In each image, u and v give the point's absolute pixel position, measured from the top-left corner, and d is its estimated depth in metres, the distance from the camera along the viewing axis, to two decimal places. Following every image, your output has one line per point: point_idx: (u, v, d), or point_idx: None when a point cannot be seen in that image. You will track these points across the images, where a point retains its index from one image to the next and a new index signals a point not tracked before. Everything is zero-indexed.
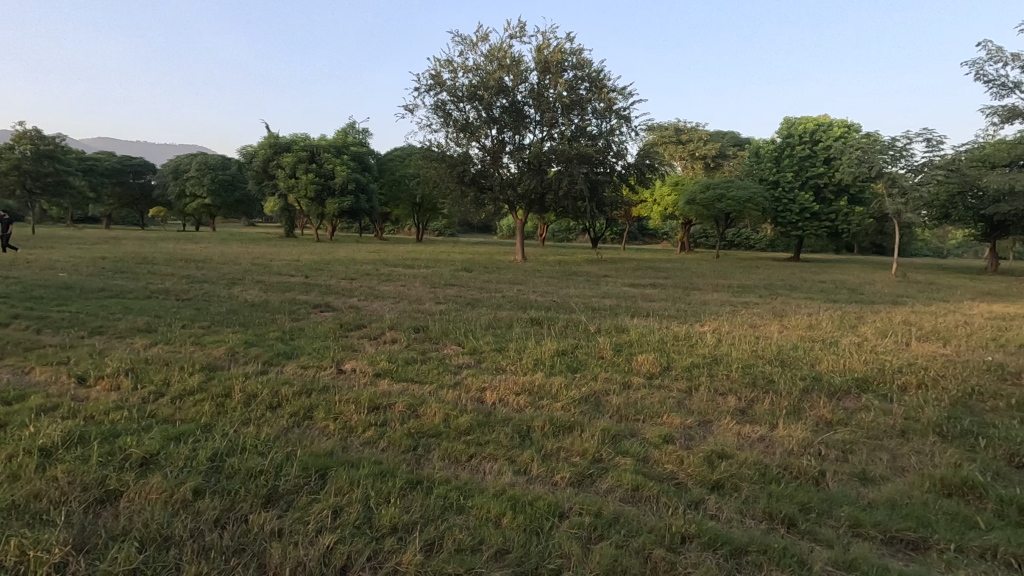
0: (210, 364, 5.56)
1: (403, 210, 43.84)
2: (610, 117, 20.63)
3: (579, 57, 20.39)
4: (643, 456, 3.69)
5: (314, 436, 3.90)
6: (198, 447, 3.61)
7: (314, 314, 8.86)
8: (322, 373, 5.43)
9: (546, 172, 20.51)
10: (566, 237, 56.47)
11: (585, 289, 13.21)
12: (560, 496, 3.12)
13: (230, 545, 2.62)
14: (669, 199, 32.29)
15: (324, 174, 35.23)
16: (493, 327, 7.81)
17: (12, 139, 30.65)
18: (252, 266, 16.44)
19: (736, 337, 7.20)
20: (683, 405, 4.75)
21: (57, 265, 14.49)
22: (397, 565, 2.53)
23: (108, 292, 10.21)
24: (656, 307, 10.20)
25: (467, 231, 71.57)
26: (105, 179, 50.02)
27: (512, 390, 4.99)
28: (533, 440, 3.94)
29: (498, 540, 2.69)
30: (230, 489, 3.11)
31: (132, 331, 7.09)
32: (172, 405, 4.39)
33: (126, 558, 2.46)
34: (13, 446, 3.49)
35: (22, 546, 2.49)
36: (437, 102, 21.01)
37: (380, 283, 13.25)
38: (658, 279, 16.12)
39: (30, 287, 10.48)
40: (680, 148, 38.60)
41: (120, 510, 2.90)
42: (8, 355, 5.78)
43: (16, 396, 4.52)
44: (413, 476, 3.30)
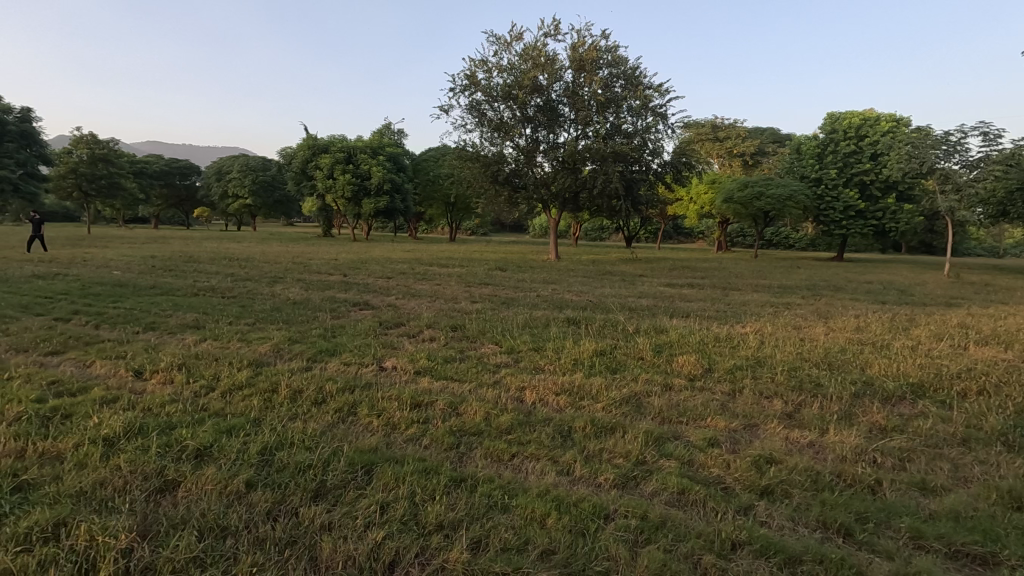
0: (256, 360, 5.74)
1: (436, 210, 44.33)
2: (646, 114, 20.33)
3: (615, 55, 20.15)
4: (688, 460, 3.63)
5: (358, 432, 3.97)
6: (249, 440, 3.72)
7: (354, 312, 9.00)
8: (364, 370, 5.52)
9: (580, 171, 20.36)
10: (599, 236, 56.08)
11: (621, 288, 13.07)
12: (605, 498, 3.10)
13: (283, 537, 2.69)
14: (705, 197, 31.70)
15: (360, 175, 35.94)
16: (530, 326, 7.82)
17: (70, 143, 32.44)
18: (292, 264, 16.91)
19: (781, 338, 7.02)
20: (727, 407, 4.65)
21: (112, 263, 15.22)
22: (445, 562, 2.55)
23: (159, 290, 10.66)
24: (694, 308, 10.01)
25: (499, 231, 71.77)
26: (154, 181, 52.31)
27: (552, 391, 4.97)
28: (575, 440, 3.93)
29: (544, 540, 2.69)
30: (281, 482, 3.20)
31: (182, 327, 7.38)
32: (222, 400, 4.54)
33: (187, 546, 2.56)
34: (80, 436, 3.68)
35: (92, 531, 2.61)
36: (472, 102, 21.15)
37: (416, 282, 13.38)
38: (694, 279, 15.82)
39: (88, 284, 11.02)
40: (717, 145, 37.78)
41: (178, 499, 3.02)
42: (71, 349, 6.12)
43: (79, 388, 4.77)
44: (456, 474, 3.32)
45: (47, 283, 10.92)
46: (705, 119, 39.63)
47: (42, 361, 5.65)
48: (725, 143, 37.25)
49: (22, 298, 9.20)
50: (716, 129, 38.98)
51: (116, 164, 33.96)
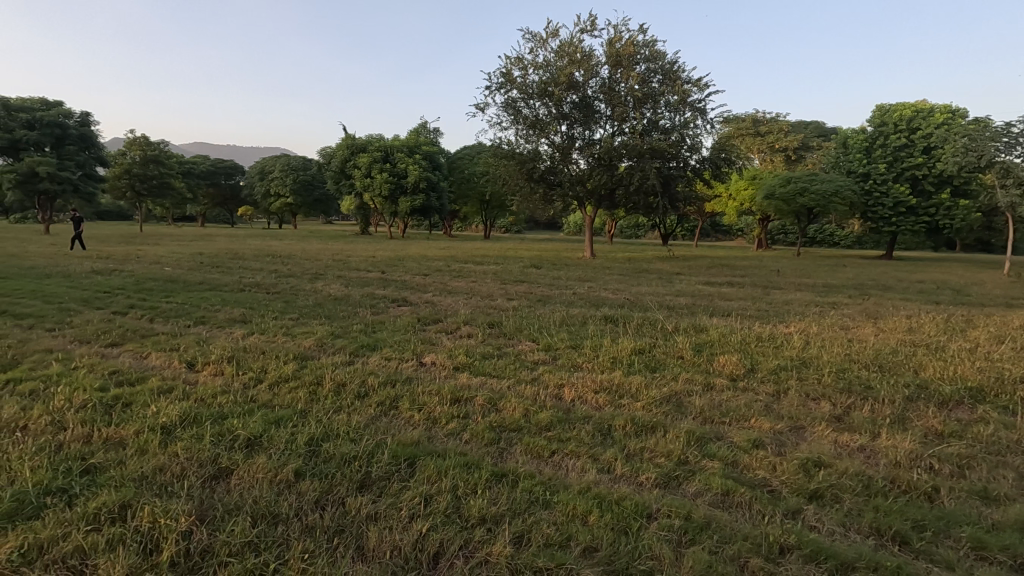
0: (301, 354, 5.91)
1: (471, 208, 44.63)
2: (684, 110, 19.99)
3: (652, 49, 19.81)
4: (732, 461, 3.56)
5: (400, 425, 4.05)
6: (296, 432, 3.83)
7: (393, 308, 9.18)
8: (404, 365, 5.62)
9: (616, 167, 20.17)
10: (635, 234, 55.47)
11: (657, 287, 12.91)
12: (647, 497, 3.07)
13: (331, 526, 2.77)
14: (745, 193, 30.92)
15: (397, 174, 36.41)
16: (567, 324, 7.81)
17: (125, 146, 33.98)
18: (332, 261, 17.31)
19: (827, 339, 6.79)
20: (772, 409, 4.53)
21: (163, 260, 15.90)
22: (488, 555, 2.58)
23: (207, 285, 11.11)
24: (734, 307, 9.80)
25: (534, 229, 71.78)
26: (201, 181, 54.37)
27: (591, 389, 4.95)
28: (614, 439, 3.90)
29: (586, 537, 2.69)
30: (328, 472, 3.29)
31: (230, 321, 7.66)
32: (270, 391, 4.71)
33: (242, 532, 2.67)
34: (140, 423, 3.87)
35: (154, 514, 2.74)
36: (508, 99, 21.19)
37: (452, 279, 13.50)
38: (735, 278, 15.43)
39: (142, 280, 11.53)
40: (759, 140, 36.78)
41: (232, 486, 3.15)
42: (129, 341, 6.44)
43: (138, 377, 5.03)
44: (498, 469, 3.36)
45: (104, 279, 11.52)
46: (746, 114, 38.62)
47: (103, 351, 5.97)
48: (767, 138, 36.19)
49: (82, 292, 9.73)
50: (757, 123, 37.93)
51: (166, 166, 35.43)
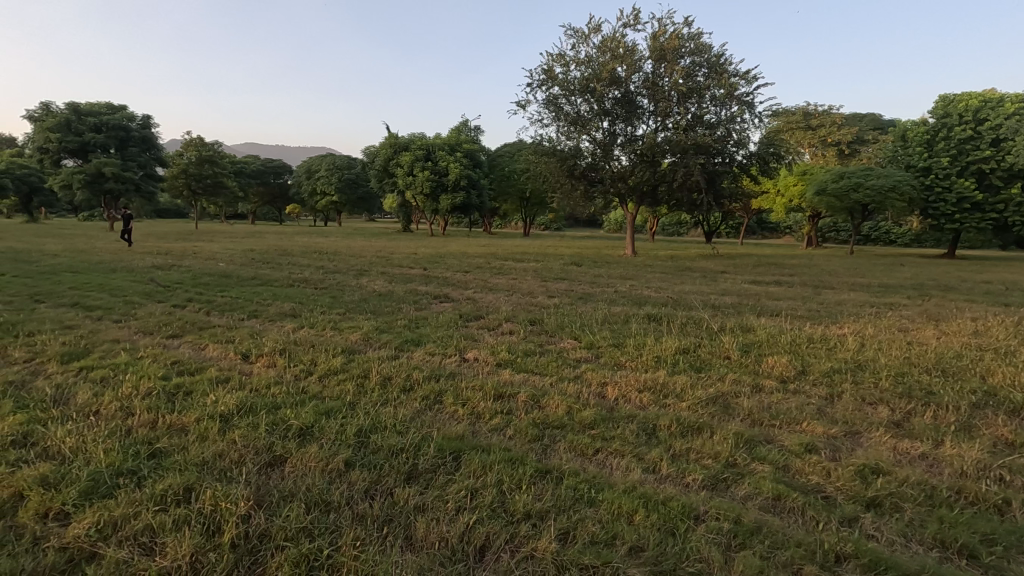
0: (349, 348, 6.07)
1: (511, 205, 44.73)
2: (730, 103, 19.44)
3: (698, 42, 19.35)
4: (783, 465, 3.46)
5: (444, 419, 4.11)
6: (345, 423, 3.95)
7: (435, 304, 9.30)
8: (447, 361, 5.70)
9: (659, 164, 19.83)
10: (677, 231, 54.40)
11: (702, 285, 12.62)
12: (694, 498, 3.02)
13: (380, 515, 2.84)
14: (794, 189, 29.83)
15: (438, 172, 36.82)
16: (609, 322, 7.74)
17: (182, 147, 35.55)
18: (376, 258, 17.70)
19: (884, 341, 6.50)
20: (824, 413, 4.37)
21: (218, 256, 16.60)
22: (534, 551, 2.59)
23: (259, 280, 11.54)
24: (783, 306, 9.48)
25: (572, 227, 71.39)
26: (252, 180, 56.46)
27: (634, 387, 4.90)
28: (660, 438, 3.84)
29: (632, 536, 2.67)
30: (376, 463, 3.38)
31: (281, 315, 7.94)
32: (320, 383, 4.87)
33: (297, 517, 2.77)
34: (200, 411, 4.07)
35: (216, 498, 2.88)
36: (549, 96, 21.11)
37: (493, 276, 13.57)
38: (783, 277, 14.93)
39: (198, 274, 12.09)
40: (810, 134, 35.39)
41: (287, 473, 3.27)
42: (188, 332, 6.76)
43: (197, 367, 5.28)
44: (542, 465, 3.37)
45: (164, 274, 12.12)
46: (796, 106, 37.23)
47: (165, 342, 6.29)
48: (819, 131, 34.77)
49: (144, 286, 10.27)
50: (808, 116, 36.48)
51: (219, 165, 36.93)
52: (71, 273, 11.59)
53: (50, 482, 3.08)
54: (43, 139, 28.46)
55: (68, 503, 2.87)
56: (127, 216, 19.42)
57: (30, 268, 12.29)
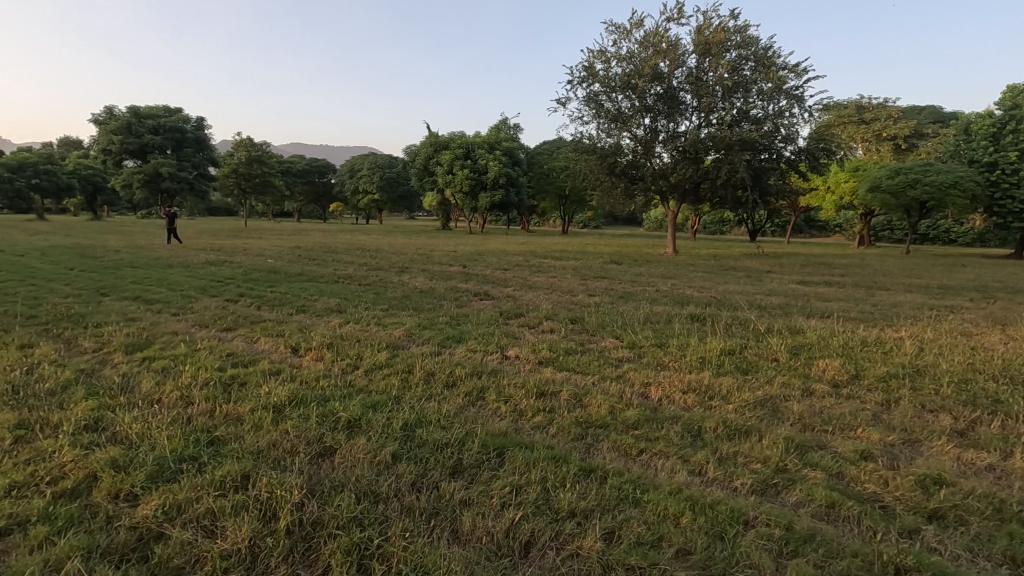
0: (393, 343, 6.20)
1: (550, 203, 44.62)
2: (779, 98, 18.81)
3: (745, 35, 18.80)
4: (837, 472, 3.34)
5: (488, 415, 4.15)
6: (391, 416, 4.04)
7: (476, 302, 9.38)
8: (489, 358, 5.75)
9: (702, 161, 19.42)
10: (719, 229, 53.20)
11: (747, 285, 12.29)
12: (744, 503, 2.95)
13: (427, 508, 2.90)
14: (846, 186, 28.62)
15: (477, 170, 37.02)
16: (651, 321, 7.62)
17: (233, 147, 36.68)
18: (416, 256, 17.93)
19: (945, 345, 6.18)
20: (881, 419, 4.19)
21: (267, 253, 17.17)
22: (579, 549, 2.59)
23: (305, 276, 11.88)
24: (834, 308, 9.13)
25: (611, 225, 70.72)
26: (297, 180, 58.18)
27: (679, 388, 4.83)
28: (705, 440, 3.78)
29: (679, 539, 2.64)
30: (423, 457, 3.44)
31: (327, 310, 8.18)
32: (366, 377, 4.99)
33: (347, 507, 2.85)
34: (255, 402, 4.24)
35: (271, 486, 2.99)
36: (590, 93, 20.93)
37: (532, 274, 13.57)
38: (833, 277, 14.42)
39: (249, 270, 12.56)
40: (863, 128, 33.90)
41: (336, 464, 3.37)
42: (241, 326, 7.04)
43: (251, 359, 5.50)
44: (586, 464, 3.36)
45: (217, 269, 12.64)
46: (848, 100, 35.74)
47: (219, 335, 6.56)
48: (873, 125, 33.23)
49: (200, 281, 10.74)
50: (862, 110, 34.96)
51: (268, 165, 38.17)
52: (132, 268, 12.22)
53: (120, 464, 3.27)
54: (106, 142, 30.15)
55: (136, 485, 3.04)
56: (171, 214, 20.14)
57: (96, 263, 13.01)
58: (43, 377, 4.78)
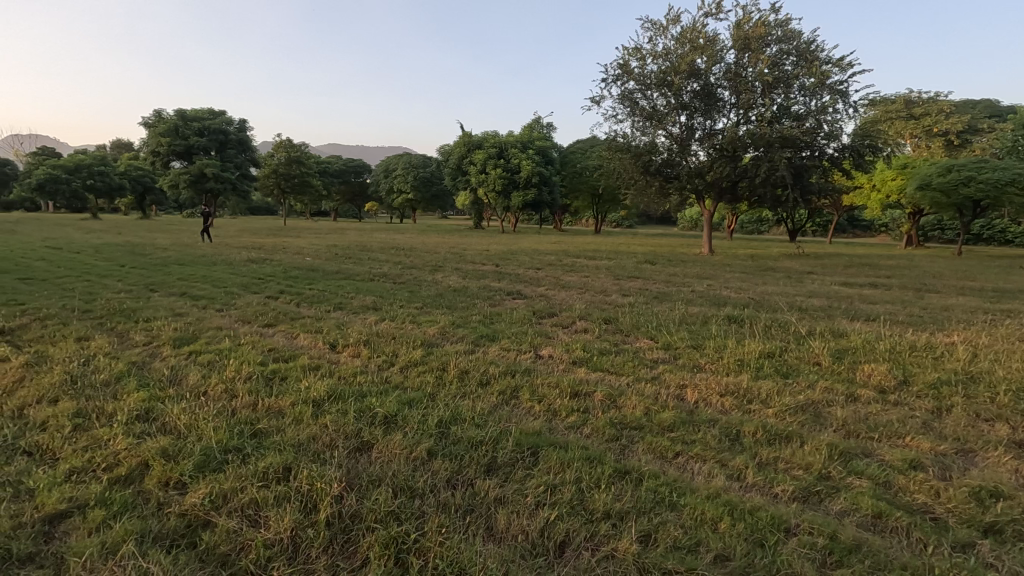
0: (427, 341, 6.27)
1: (583, 202, 44.36)
2: (822, 93, 18.22)
3: (786, 29, 18.27)
4: (885, 481, 3.22)
5: (521, 414, 4.17)
6: (426, 413, 4.10)
7: (508, 301, 9.41)
8: (522, 357, 5.76)
9: (740, 158, 18.98)
10: (757, 228, 51.95)
11: (786, 286, 11.97)
12: (784, 510, 2.87)
13: (463, 505, 2.93)
14: (893, 184, 27.44)
15: (510, 169, 37.09)
16: (687, 323, 7.50)
17: (273, 148, 37.78)
18: (450, 255, 18.09)
19: (1001, 351, 5.88)
20: (932, 428, 4.01)
21: (306, 251, 17.59)
22: (614, 551, 2.58)
23: (342, 274, 12.13)
24: (881, 311, 8.80)
25: (645, 224, 69.90)
26: (334, 180, 59.46)
27: (715, 391, 4.73)
28: (744, 445, 3.70)
29: (717, 544, 2.59)
30: (458, 453, 3.48)
31: (363, 308, 8.34)
32: (401, 374, 5.08)
33: (385, 501, 2.91)
34: (295, 396, 4.36)
35: (312, 478, 3.07)
36: (624, 91, 20.70)
37: (565, 274, 13.54)
38: (879, 278, 13.90)
39: (289, 268, 12.89)
40: (912, 124, 32.56)
41: (374, 458, 3.44)
42: (281, 322, 7.25)
43: (291, 354, 5.66)
44: (621, 465, 3.34)
45: (258, 267, 13.03)
46: (897, 94, 34.35)
47: (261, 331, 6.76)
48: (922, 121, 31.85)
49: (242, 278, 11.09)
50: (911, 105, 33.58)
51: (306, 165, 39.13)
52: (179, 265, 12.71)
53: (170, 453, 3.41)
54: (155, 143, 31.29)
55: (185, 473, 3.17)
56: (211, 214, 20.81)
57: (146, 261, 13.57)
58: (99, 368, 5.03)
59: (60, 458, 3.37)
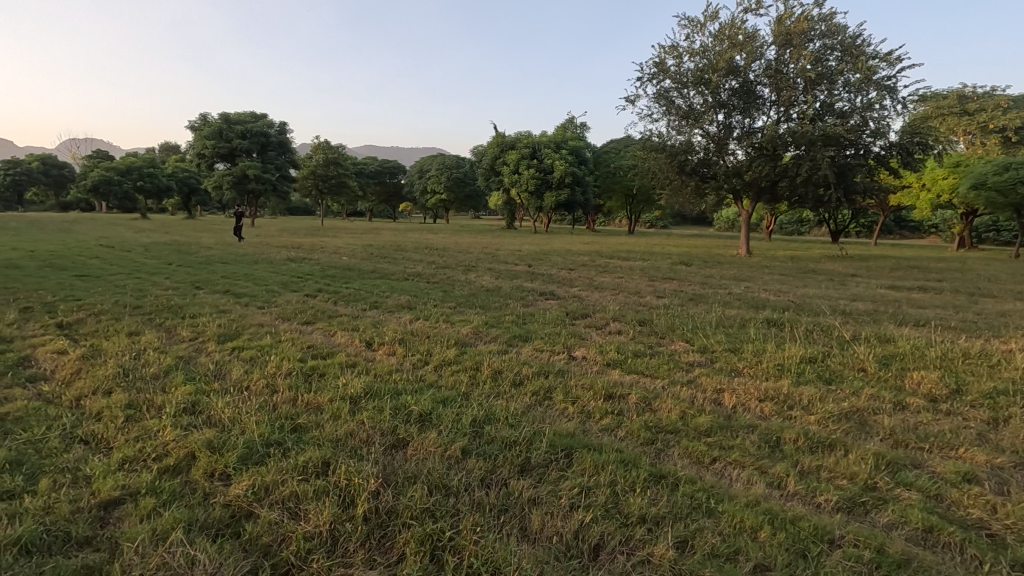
0: (461, 340, 6.32)
1: (616, 202, 43.97)
2: (868, 89, 17.56)
3: (831, 23, 17.69)
4: (936, 494, 3.09)
5: (554, 415, 4.16)
6: (461, 412, 4.13)
7: (541, 301, 9.40)
8: (556, 357, 5.74)
9: (781, 157, 18.47)
10: (797, 229, 50.47)
11: (829, 289, 11.60)
12: (828, 520, 2.78)
13: (497, 504, 2.95)
14: (944, 183, 26.26)
15: (543, 170, 37.04)
16: (724, 325, 7.34)
17: (312, 149, 38.79)
18: (483, 255, 18.18)
19: None
20: (987, 439, 3.82)
21: (343, 251, 17.94)
22: (650, 556, 2.54)
23: (377, 274, 12.33)
24: (930, 316, 8.44)
25: (680, 225, 68.77)
26: (369, 180, 60.53)
27: (754, 396, 4.62)
28: (785, 452, 3.60)
29: (758, 553, 2.53)
30: (491, 453, 3.50)
31: (398, 306, 8.47)
32: (435, 372, 5.14)
33: (420, 498, 2.94)
34: (333, 393, 4.45)
35: (349, 474, 3.13)
36: (660, 90, 20.40)
37: (599, 274, 13.45)
38: (929, 282, 13.33)
39: (326, 267, 13.18)
40: (965, 120, 31.09)
41: (409, 455, 3.49)
42: (320, 320, 7.43)
43: (328, 352, 5.79)
44: (656, 469, 3.29)
45: (297, 266, 13.37)
46: (950, 90, 32.85)
47: (300, 328, 6.95)
48: (976, 117, 30.35)
49: (282, 277, 11.39)
50: (964, 100, 32.07)
51: (343, 167, 39.94)
52: (223, 264, 13.13)
53: (215, 446, 3.54)
54: (200, 146, 32.38)
55: (229, 466, 3.28)
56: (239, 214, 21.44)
57: (191, 259, 14.08)
58: (149, 362, 5.25)
59: (114, 446, 3.54)
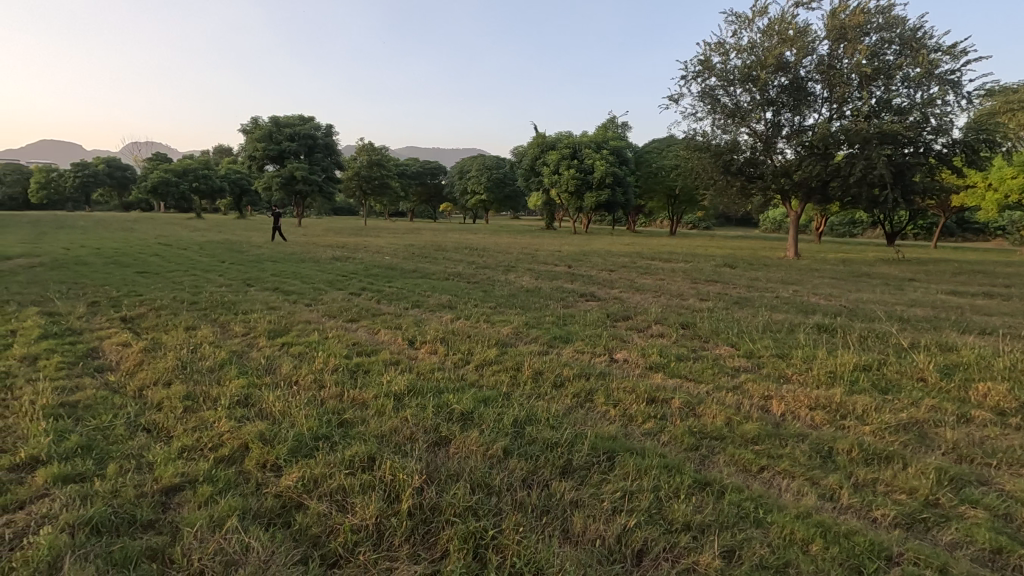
0: (502, 340, 6.35)
1: (658, 202, 43.27)
2: (929, 84, 16.67)
3: (889, 15, 16.89)
4: (1005, 514, 2.91)
5: (596, 418, 4.13)
6: (502, 412, 4.14)
7: (582, 302, 9.33)
8: (597, 360, 5.70)
9: (832, 156, 17.78)
10: (849, 231, 48.39)
11: (885, 293, 11.06)
12: (886, 537, 2.67)
13: (539, 505, 2.95)
14: (1014, 182, 24.65)
15: (584, 170, 36.78)
16: (772, 330, 7.11)
17: (357, 151, 39.77)
18: (522, 255, 18.24)
19: None
20: None
21: (386, 250, 18.29)
22: (695, 564, 2.50)
23: (419, 273, 12.52)
24: (998, 323, 7.94)
25: (724, 226, 67.08)
26: (411, 181, 61.53)
27: (805, 404, 4.46)
28: (838, 463, 3.46)
29: (810, 567, 2.44)
30: (533, 454, 3.50)
31: (439, 306, 8.59)
32: (477, 372, 5.18)
33: (463, 496, 2.98)
34: (377, 390, 4.54)
35: (394, 470, 3.19)
36: (705, 88, 19.93)
37: (640, 276, 13.23)
38: (994, 287, 12.56)
39: (369, 266, 13.49)
40: None
41: (452, 453, 3.52)
42: (364, 317, 7.61)
43: (372, 349, 5.92)
44: (701, 476, 3.22)
45: (342, 265, 13.73)
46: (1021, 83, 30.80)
47: (345, 325, 7.13)
48: None
49: (327, 275, 11.71)
50: None
51: (386, 168, 40.76)
52: (272, 262, 13.64)
53: (267, 438, 3.67)
54: (252, 148, 33.65)
55: (280, 458, 3.40)
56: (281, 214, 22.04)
57: (242, 257, 14.66)
58: (205, 355, 5.50)
59: (174, 435, 3.72)
